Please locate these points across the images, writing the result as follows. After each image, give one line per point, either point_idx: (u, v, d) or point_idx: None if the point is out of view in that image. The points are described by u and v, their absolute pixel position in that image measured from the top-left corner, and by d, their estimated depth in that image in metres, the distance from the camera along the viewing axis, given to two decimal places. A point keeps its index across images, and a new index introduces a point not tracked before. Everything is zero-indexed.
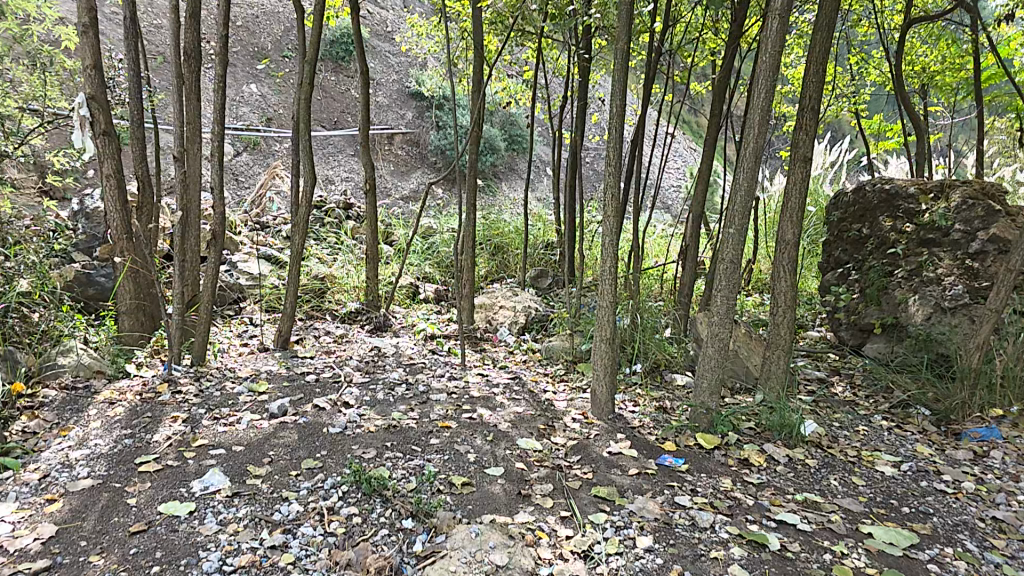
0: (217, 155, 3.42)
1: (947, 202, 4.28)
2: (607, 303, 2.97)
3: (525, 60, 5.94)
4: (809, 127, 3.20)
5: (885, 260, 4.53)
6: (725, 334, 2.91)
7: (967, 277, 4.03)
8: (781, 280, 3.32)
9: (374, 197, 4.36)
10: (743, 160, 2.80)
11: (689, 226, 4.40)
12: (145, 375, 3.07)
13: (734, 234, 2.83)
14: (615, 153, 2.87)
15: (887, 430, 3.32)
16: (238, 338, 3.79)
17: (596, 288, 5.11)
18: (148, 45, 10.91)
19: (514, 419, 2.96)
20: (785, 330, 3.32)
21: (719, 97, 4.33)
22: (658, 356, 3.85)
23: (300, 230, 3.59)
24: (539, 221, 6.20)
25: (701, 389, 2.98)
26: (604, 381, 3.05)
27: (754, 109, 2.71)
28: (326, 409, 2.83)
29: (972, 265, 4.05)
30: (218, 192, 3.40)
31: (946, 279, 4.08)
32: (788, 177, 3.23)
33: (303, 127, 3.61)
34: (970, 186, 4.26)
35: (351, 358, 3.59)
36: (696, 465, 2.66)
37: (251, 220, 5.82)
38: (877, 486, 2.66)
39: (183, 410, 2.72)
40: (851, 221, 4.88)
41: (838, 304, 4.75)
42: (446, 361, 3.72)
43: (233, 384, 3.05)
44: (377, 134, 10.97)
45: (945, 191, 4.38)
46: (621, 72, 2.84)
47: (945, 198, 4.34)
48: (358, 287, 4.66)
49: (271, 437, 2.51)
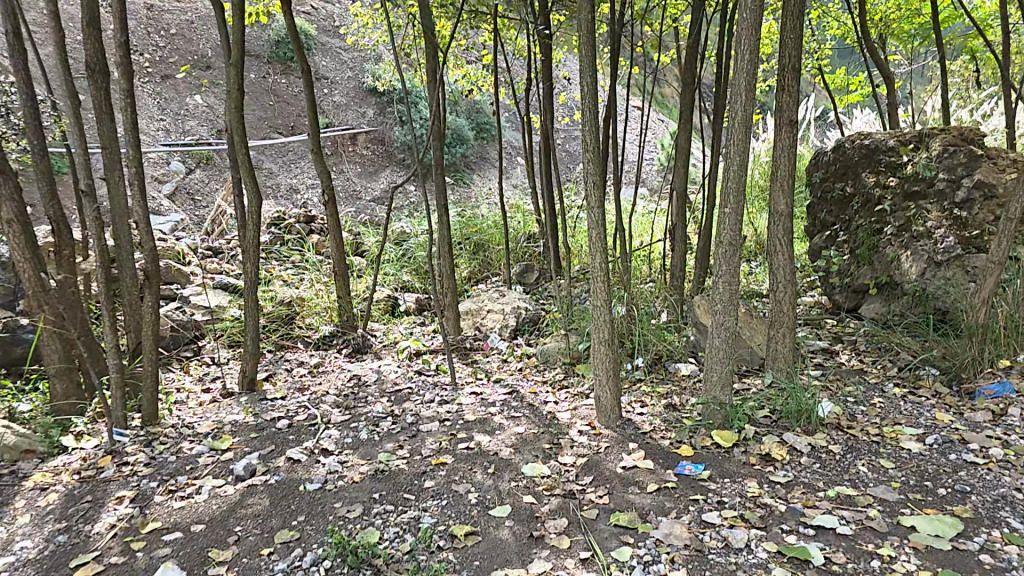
0: (139, 182, 2.95)
1: (927, 151, 4.07)
2: (602, 302, 2.68)
3: (484, 44, 5.48)
4: (791, 88, 2.94)
5: (874, 217, 4.37)
6: (729, 320, 2.66)
7: (957, 227, 3.88)
8: (777, 254, 3.10)
9: (334, 207, 3.93)
10: (733, 128, 2.49)
11: (675, 203, 4.11)
12: (86, 448, 2.64)
13: (730, 213, 2.55)
14: (594, 137, 2.54)
15: (902, 398, 3.17)
16: (198, 384, 3.37)
17: (586, 278, 4.86)
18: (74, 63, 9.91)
19: (515, 442, 2.67)
20: (786, 306, 3.12)
21: (691, 64, 3.99)
22: (659, 346, 3.61)
23: (250, 255, 3.15)
24: (518, 213, 5.87)
25: (711, 383, 2.75)
26: (607, 385, 2.79)
27: (739, 72, 2.42)
28: (303, 461, 2.49)
29: (960, 215, 3.89)
30: (145, 226, 2.88)
31: (937, 232, 3.92)
32: (774, 143, 2.96)
33: (238, 140, 3.15)
34: (948, 133, 4.06)
35: (328, 393, 3.21)
36: (717, 470, 2.43)
37: (201, 246, 5.26)
38: (908, 467, 2.46)
39: (131, 486, 2.34)
40: (834, 180, 4.72)
41: (829, 267, 4.66)
42: (436, 382, 3.39)
43: (192, 444, 2.67)
44: (336, 137, 10.32)
45: (924, 140, 4.18)
46: (589, 43, 2.50)
47: (925, 148, 4.13)
48: (330, 307, 4.23)
49: (237, 507, 2.17)
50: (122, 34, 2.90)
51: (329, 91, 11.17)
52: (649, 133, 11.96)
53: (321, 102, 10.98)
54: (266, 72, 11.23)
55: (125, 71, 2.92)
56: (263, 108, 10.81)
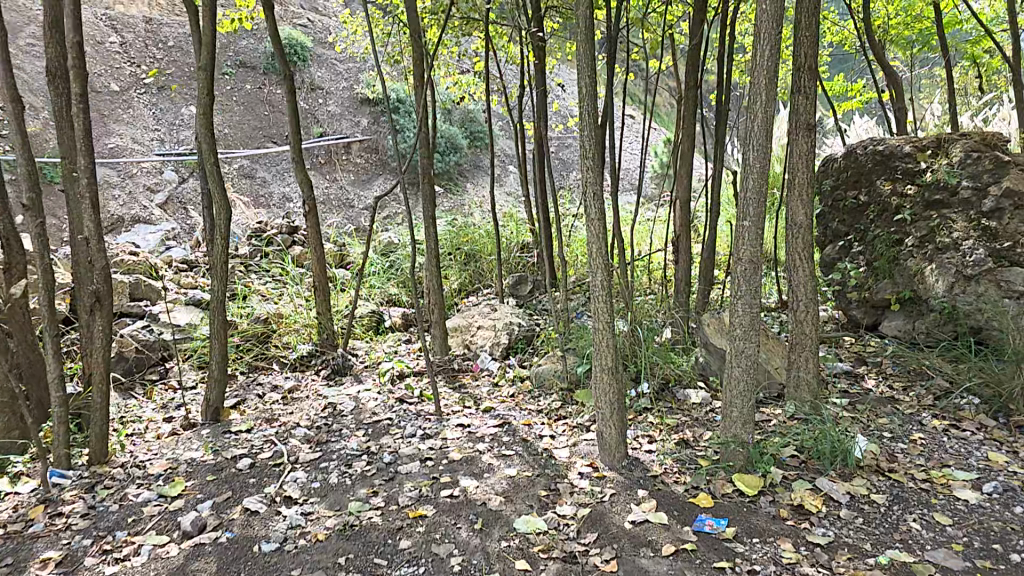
0: (91, 195, 2.47)
1: (948, 158, 3.60)
2: (605, 324, 2.36)
3: (475, 52, 5.17)
4: (808, 91, 2.63)
5: (891, 227, 3.82)
6: (751, 348, 2.29)
7: (986, 240, 3.37)
8: (797, 270, 2.79)
9: (316, 219, 3.63)
10: (750, 134, 2.13)
11: (677, 211, 3.76)
12: (21, 493, 2.31)
13: (750, 226, 2.18)
14: (594, 146, 2.23)
15: (945, 433, 2.77)
16: (160, 412, 3.06)
17: (583, 291, 4.55)
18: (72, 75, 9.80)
19: (506, 488, 2.32)
20: (809, 327, 2.79)
21: (693, 69, 3.68)
22: (666, 370, 3.21)
23: (218, 271, 2.86)
24: (510, 221, 5.55)
25: (731, 420, 2.38)
26: (611, 421, 2.45)
27: (758, 71, 2.07)
28: (262, 512, 2.16)
29: (990, 225, 3.39)
30: (99, 243, 2.48)
31: (964, 244, 3.43)
32: (791, 148, 2.67)
33: (207, 149, 2.85)
34: (970, 138, 3.58)
35: (298, 425, 2.88)
36: (743, 527, 2.08)
37: (176, 259, 5.00)
38: (968, 524, 2.11)
39: (61, 544, 2.01)
40: (844, 188, 4.10)
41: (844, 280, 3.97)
42: (418, 412, 3.04)
43: (140, 489, 2.34)
44: (331, 146, 10.11)
45: (942, 146, 3.70)
46: (587, 42, 2.18)
47: (944, 154, 3.65)
48: (309, 324, 3.92)
49: (177, 575, 1.84)
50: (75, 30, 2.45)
51: (323, 101, 10.96)
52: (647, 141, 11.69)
53: (315, 112, 10.81)
54: (260, 83, 11.09)
55: (77, 76, 2.44)
56: (258, 119, 10.63)
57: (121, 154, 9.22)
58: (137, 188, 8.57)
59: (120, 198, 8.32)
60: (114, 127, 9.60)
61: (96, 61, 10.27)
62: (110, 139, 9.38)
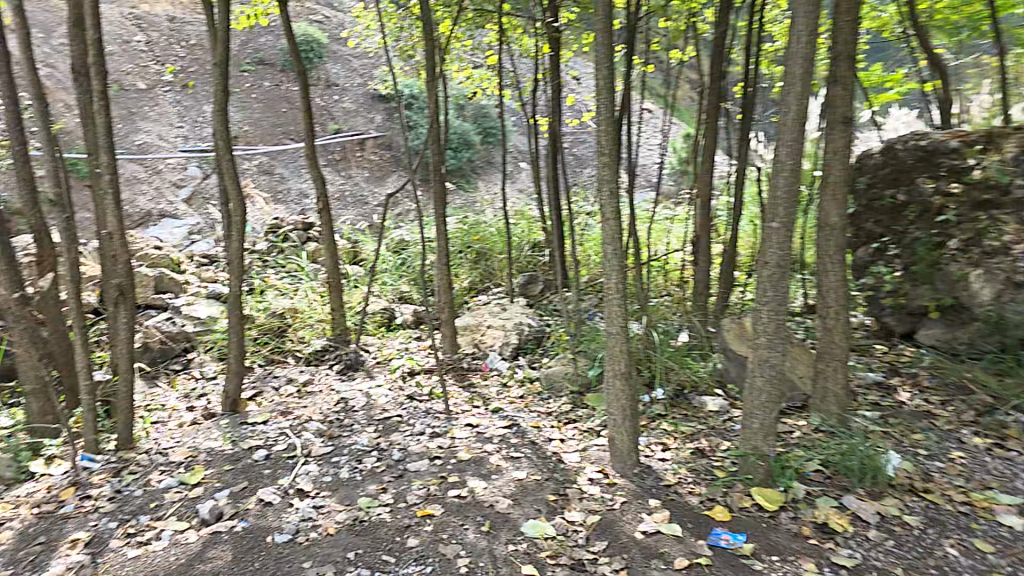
0: (114, 192, 2.57)
1: (1000, 154, 3.42)
2: (617, 328, 2.29)
3: (488, 45, 5.12)
4: (848, 81, 2.49)
5: (933, 228, 3.53)
6: (776, 357, 2.18)
7: None
8: (827, 276, 2.65)
9: (329, 215, 3.68)
10: (782, 129, 2.01)
11: (699, 209, 3.62)
12: (53, 476, 2.44)
13: (777, 229, 2.05)
14: (607, 144, 2.15)
15: (987, 452, 2.58)
16: (183, 401, 3.18)
17: (597, 291, 4.48)
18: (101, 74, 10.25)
19: (515, 491, 2.29)
20: (839, 337, 2.66)
21: (719, 61, 3.54)
22: (681, 377, 3.10)
23: (235, 265, 2.93)
24: (521, 219, 5.49)
25: (751, 432, 2.28)
26: (624, 427, 2.38)
27: (793, 60, 1.95)
28: (276, 504, 2.21)
29: None
30: (121, 238, 2.58)
31: (1016, 247, 3.19)
32: (826, 143, 2.52)
33: (223, 147, 2.91)
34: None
35: (311, 419, 2.92)
36: (760, 545, 1.99)
37: (197, 254, 5.19)
38: (1012, 553, 1.96)
39: (88, 526, 2.11)
40: (882, 186, 3.77)
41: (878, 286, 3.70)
42: (428, 410, 3.04)
43: (162, 476, 2.43)
44: (346, 142, 10.33)
45: (994, 141, 3.50)
46: (602, 35, 2.10)
47: (996, 150, 3.46)
48: (323, 319, 4.02)
49: (195, 562, 1.90)
50: (94, 27, 2.48)
51: (338, 98, 11.13)
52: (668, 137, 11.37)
53: (331, 109, 10.98)
54: (279, 80, 11.31)
55: (98, 72, 2.52)
56: (276, 116, 10.85)
57: (152, 150, 9.58)
58: (163, 184, 8.90)
59: (149, 193, 8.66)
60: (141, 125, 10.00)
61: (123, 60, 10.68)
62: (138, 136, 9.75)
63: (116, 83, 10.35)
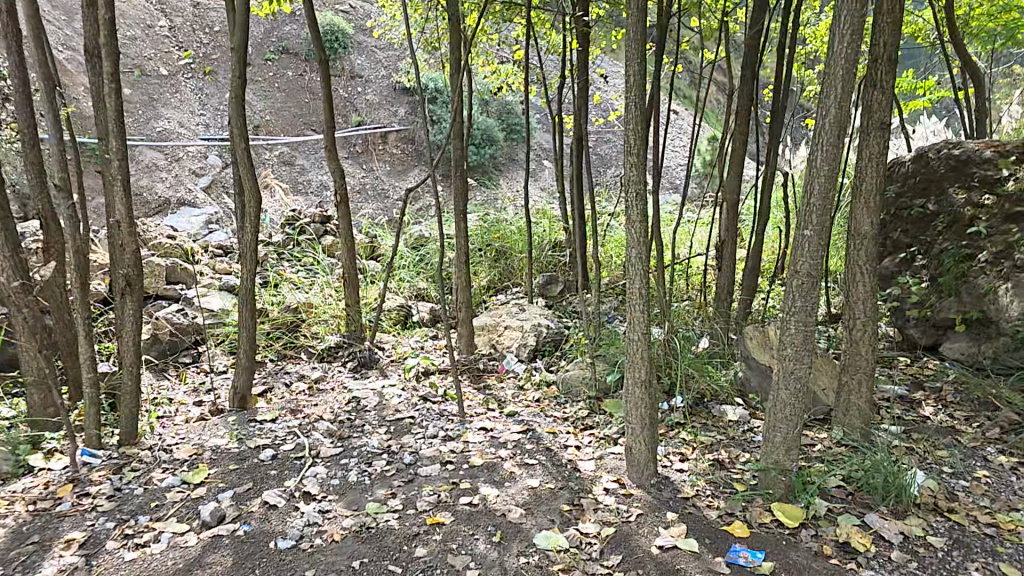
0: (122, 179, 2.47)
1: None
2: (640, 333, 2.21)
3: (515, 39, 5.00)
4: (884, 84, 2.52)
5: (962, 240, 3.47)
6: (802, 369, 2.11)
7: None
8: (856, 285, 2.66)
9: (347, 208, 3.59)
10: (820, 133, 1.93)
11: (723, 214, 3.57)
12: (52, 471, 2.37)
13: (810, 237, 1.98)
14: (639, 143, 2.07)
15: (1015, 471, 2.49)
16: (190, 396, 3.12)
17: (620, 293, 4.42)
18: (125, 59, 10.09)
19: (528, 499, 2.22)
20: (865, 349, 2.65)
21: (754, 62, 3.43)
22: (702, 385, 3.03)
23: (248, 259, 2.85)
24: (543, 218, 5.42)
25: (773, 445, 2.22)
26: (642, 437, 2.31)
27: (835, 61, 1.87)
28: (280, 507, 2.14)
29: None
30: (130, 227, 2.49)
31: None
32: (859, 151, 2.55)
33: (238, 135, 2.81)
34: None
35: (321, 419, 2.86)
36: (782, 563, 1.91)
37: (212, 245, 5.13)
38: None
39: (85, 525, 2.04)
40: (911, 196, 3.84)
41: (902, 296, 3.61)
42: (441, 412, 2.97)
43: (164, 474, 2.37)
44: (366, 134, 10.15)
45: None
46: (640, 28, 2.01)
47: None
48: (337, 315, 3.92)
49: (193, 566, 1.83)
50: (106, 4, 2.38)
51: (363, 89, 11.08)
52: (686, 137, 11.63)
53: (354, 100, 10.95)
54: (303, 69, 11.22)
55: (110, 53, 2.39)
56: (299, 105, 10.81)
57: (169, 137, 9.51)
58: (183, 171, 8.84)
59: (169, 180, 8.63)
60: (162, 111, 9.89)
61: (146, 44, 10.50)
62: (158, 122, 9.68)
63: (138, 67, 10.17)
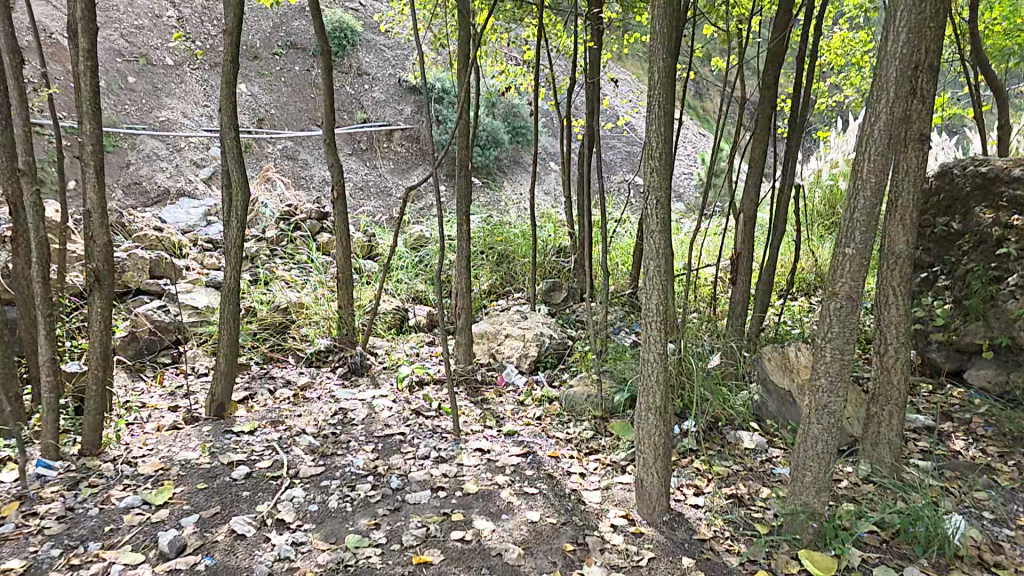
0: (94, 167, 2.26)
1: None
2: (655, 355, 1.99)
3: (527, 38, 4.78)
4: (925, 94, 2.32)
5: (990, 263, 3.23)
6: (837, 404, 1.88)
7: None
8: (888, 308, 2.44)
9: (343, 207, 3.38)
10: (867, 140, 1.71)
11: (740, 226, 3.35)
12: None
13: (853, 254, 1.76)
14: (661, 144, 1.85)
15: None
16: (166, 400, 2.90)
17: (627, 302, 4.20)
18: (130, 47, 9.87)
19: (527, 535, 1.99)
20: (897, 378, 2.43)
21: (779, 67, 3.23)
22: (716, 408, 2.80)
23: (232, 256, 2.64)
24: (548, 222, 5.22)
25: (801, 486, 1.99)
26: (654, 470, 2.07)
27: (888, 60, 1.66)
28: (249, 537, 1.91)
29: None
30: (99, 218, 2.27)
31: None
32: (896, 164, 2.35)
33: (228, 125, 2.61)
34: None
35: (303, 432, 2.63)
36: None
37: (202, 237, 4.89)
38: None
39: (26, 552, 1.81)
40: (934, 214, 3.58)
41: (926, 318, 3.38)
42: (434, 429, 2.74)
43: (123, 492, 2.13)
44: (373, 133, 10.03)
45: None
46: (666, 16, 1.80)
47: None
48: (329, 316, 3.66)
49: None
50: None
51: (368, 87, 10.87)
52: (693, 146, 11.56)
53: (360, 97, 10.73)
54: (309, 65, 11.09)
55: (87, 28, 2.19)
56: (303, 100, 10.65)
57: (171, 127, 9.40)
58: (183, 162, 8.65)
59: (169, 171, 8.43)
60: (165, 101, 9.70)
61: (153, 34, 10.26)
62: (160, 112, 9.52)
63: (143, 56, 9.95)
